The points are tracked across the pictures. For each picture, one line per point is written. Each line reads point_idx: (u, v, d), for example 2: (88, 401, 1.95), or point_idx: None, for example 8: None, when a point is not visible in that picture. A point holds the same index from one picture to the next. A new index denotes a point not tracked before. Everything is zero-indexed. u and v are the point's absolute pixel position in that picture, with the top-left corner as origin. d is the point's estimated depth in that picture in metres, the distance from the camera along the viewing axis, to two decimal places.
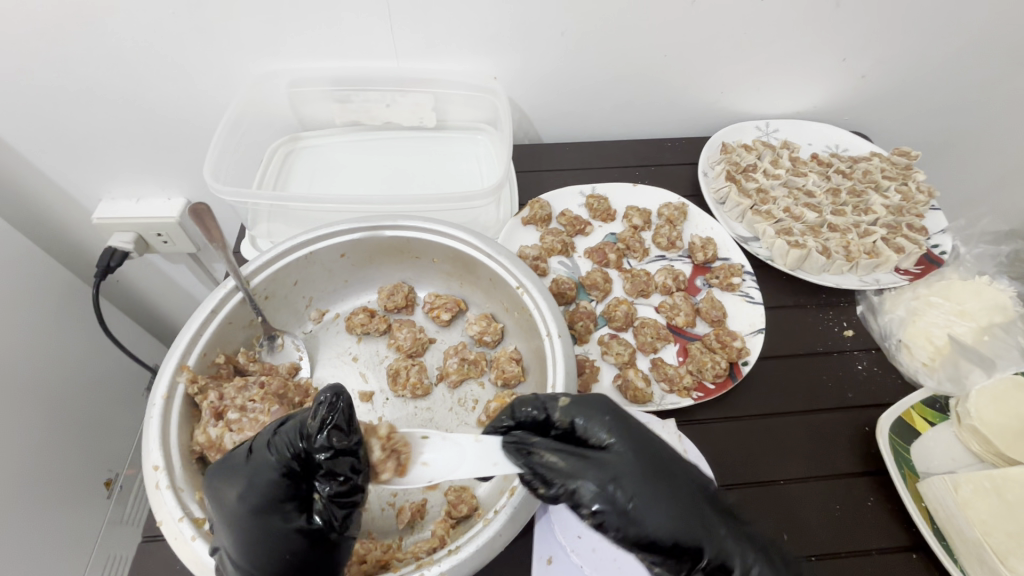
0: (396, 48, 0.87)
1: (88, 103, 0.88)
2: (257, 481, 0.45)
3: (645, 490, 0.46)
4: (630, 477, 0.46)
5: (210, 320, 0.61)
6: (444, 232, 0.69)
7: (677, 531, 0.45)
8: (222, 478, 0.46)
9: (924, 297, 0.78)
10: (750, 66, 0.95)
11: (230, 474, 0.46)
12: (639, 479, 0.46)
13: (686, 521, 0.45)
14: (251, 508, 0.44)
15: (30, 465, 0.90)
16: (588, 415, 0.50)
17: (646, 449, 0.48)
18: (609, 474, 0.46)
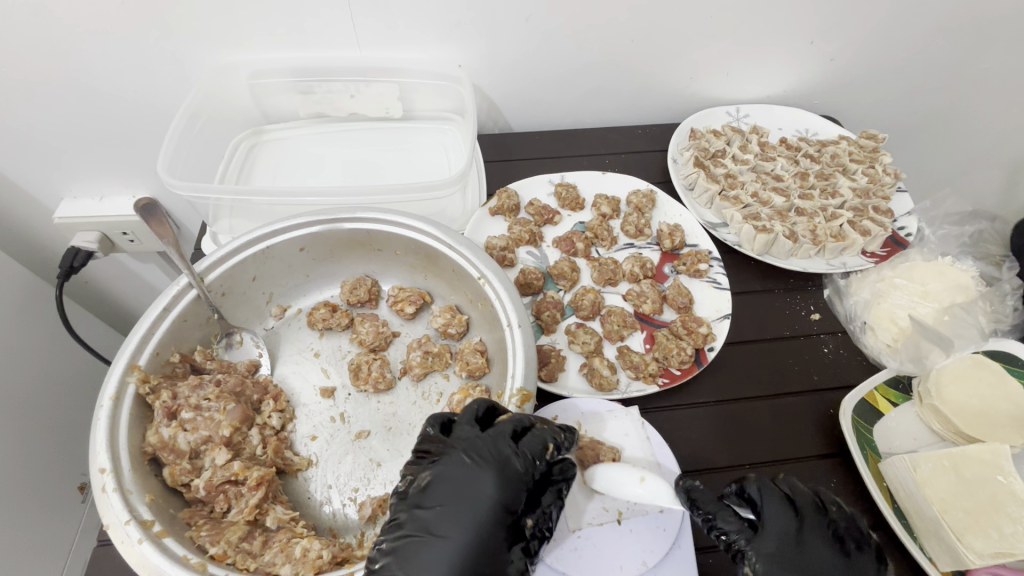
0: (357, 37, 0.86)
1: (40, 98, 0.86)
2: (478, 498, 0.47)
3: (773, 504, 0.53)
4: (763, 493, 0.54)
5: (162, 318, 0.60)
6: (404, 223, 0.68)
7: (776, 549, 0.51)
8: (469, 463, 0.49)
9: (887, 279, 0.79)
10: (718, 51, 0.94)
11: (478, 462, 0.49)
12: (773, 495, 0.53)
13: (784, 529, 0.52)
14: (492, 498, 0.47)
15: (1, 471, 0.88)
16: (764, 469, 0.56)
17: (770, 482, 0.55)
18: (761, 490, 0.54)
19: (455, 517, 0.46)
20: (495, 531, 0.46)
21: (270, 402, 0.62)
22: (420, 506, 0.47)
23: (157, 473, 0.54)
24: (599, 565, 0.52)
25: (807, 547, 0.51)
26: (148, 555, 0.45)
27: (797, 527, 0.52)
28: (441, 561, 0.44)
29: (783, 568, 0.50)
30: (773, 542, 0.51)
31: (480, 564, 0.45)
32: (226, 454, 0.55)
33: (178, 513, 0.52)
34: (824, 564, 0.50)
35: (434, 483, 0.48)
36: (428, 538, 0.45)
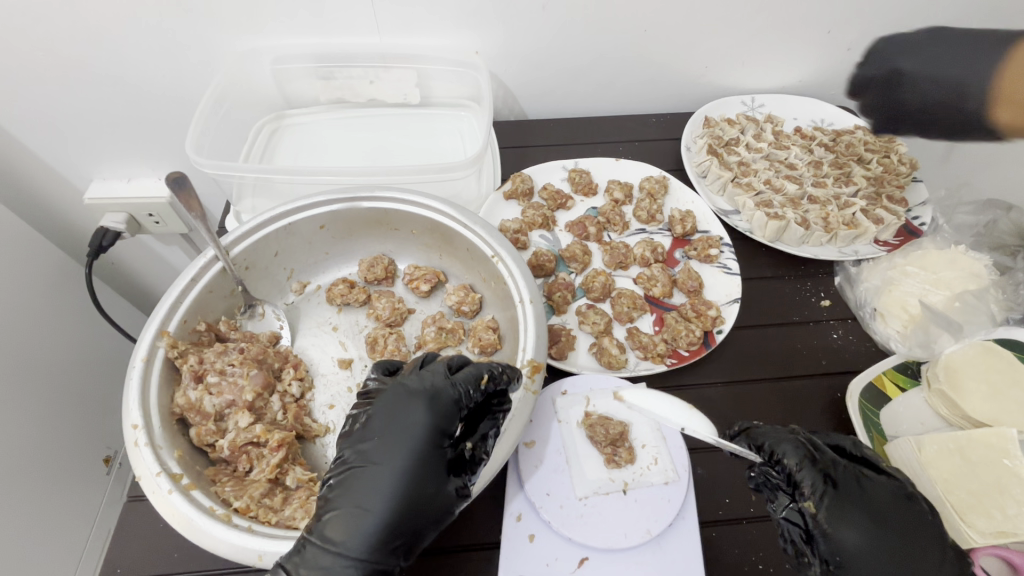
0: (378, 24, 0.88)
1: (75, 81, 0.89)
2: (412, 427, 0.49)
3: (832, 456, 0.55)
4: (820, 446, 0.56)
5: (191, 287, 0.63)
6: (420, 202, 0.70)
7: (839, 495, 0.52)
8: (405, 397, 0.51)
9: (900, 266, 0.78)
10: (733, 40, 0.94)
11: (411, 396, 0.51)
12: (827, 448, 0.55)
13: (846, 478, 0.53)
14: (425, 425, 0.50)
15: (29, 440, 0.92)
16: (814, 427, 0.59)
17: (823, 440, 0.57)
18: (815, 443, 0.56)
19: (390, 445, 0.49)
20: (431, 456, 0.49)
21: (290, 370, 0.65)
22: (361, 439, 0.50)
23: (184, 433, 0.57)
24: (604, 533, 0.54)
25: (874, 492, 0.53)
26: (178, 505, 0.48)
27: (860, 477, 0.54)
28: (379, 485, 0.47)
29: (840, 509, 0.52)
30: (839, 487, 0.53)
31: (418, 486, 0.48)
32: (249, 417, 0.58)
33: (204, 470, 0.55)
34: (881, 511, 0.52)
35: (372, 417, 0.51)
36: (367, 467, 0.48)
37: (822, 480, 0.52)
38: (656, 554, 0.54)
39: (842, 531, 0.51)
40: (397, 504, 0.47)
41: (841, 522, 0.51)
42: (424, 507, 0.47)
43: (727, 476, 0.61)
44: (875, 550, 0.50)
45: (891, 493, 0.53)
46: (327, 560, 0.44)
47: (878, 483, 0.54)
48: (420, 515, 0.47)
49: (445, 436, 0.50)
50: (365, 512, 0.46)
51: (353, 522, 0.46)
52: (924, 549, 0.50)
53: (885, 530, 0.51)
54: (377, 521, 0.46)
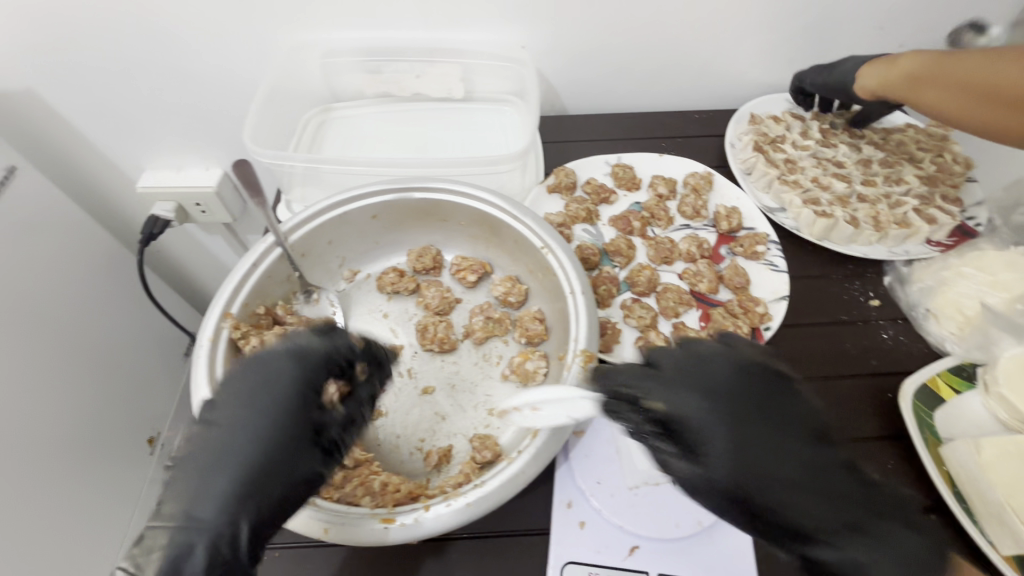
0: (426, 19, 0.89)
1: (135, 73, 0.93)
2: (264, 392, 0.48)
3: (718, 365, 0.49)
4: (713, 358, 0.49)
5: (252, 271, 0.65)
6: (470, 193, 0.71)
7: (722, 405, 0.46)
8: (257, 359, 0.50)
9: (955, 267, 0.76)
10: (782, 36, 0.93)
11: (275, 359, 0.49)
12: (725, 359, 0.49)
13: (737, 388, 0.47)
14: (275, 388, 0.48)
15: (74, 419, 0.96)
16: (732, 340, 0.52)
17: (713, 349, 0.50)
18: (727, 357, 0.49)
19: (240, 410, 0.47)
20: (277, 423, 0.47)
21: None
22: (217, 402, 0.49)
23: None
24: (653, 521, 0.55)
25: (767, 404, 0.46)
26: None
27: (754, 383, 0.48)
28: (219, 453, 0.45)
29: (734, 417, 0.45)
30: (687, 394, 0.47)
31: (263, 456, 0.46)
32: None
33: None
34: (737, 406, 0.46)
35: (227, 384, 0.49)
36: (214, 430, 0.47)
37: (702, 391, 0.47)
38: (708, 545, 0.54)
39: (694, 434, 0.46)
40: (238, 473, 0.45)
41: (748, 434, 0.45)
42: (266, 478, 0.45)
43: None
44: (732, 457, 0.44)
45: (767, 399, 0.47)
46: (179, 522, 0.43)
47: (754, 380, 0.48)
48: (268, 479, 0.45)
49: (302, 409, 0.48)
50: (222, 473, 0.44)
51: (200, 491, 0.44)
52: (819, 469, 0.44)
53: (820, 447, 0.45)
54: (224, 492, 0.44)
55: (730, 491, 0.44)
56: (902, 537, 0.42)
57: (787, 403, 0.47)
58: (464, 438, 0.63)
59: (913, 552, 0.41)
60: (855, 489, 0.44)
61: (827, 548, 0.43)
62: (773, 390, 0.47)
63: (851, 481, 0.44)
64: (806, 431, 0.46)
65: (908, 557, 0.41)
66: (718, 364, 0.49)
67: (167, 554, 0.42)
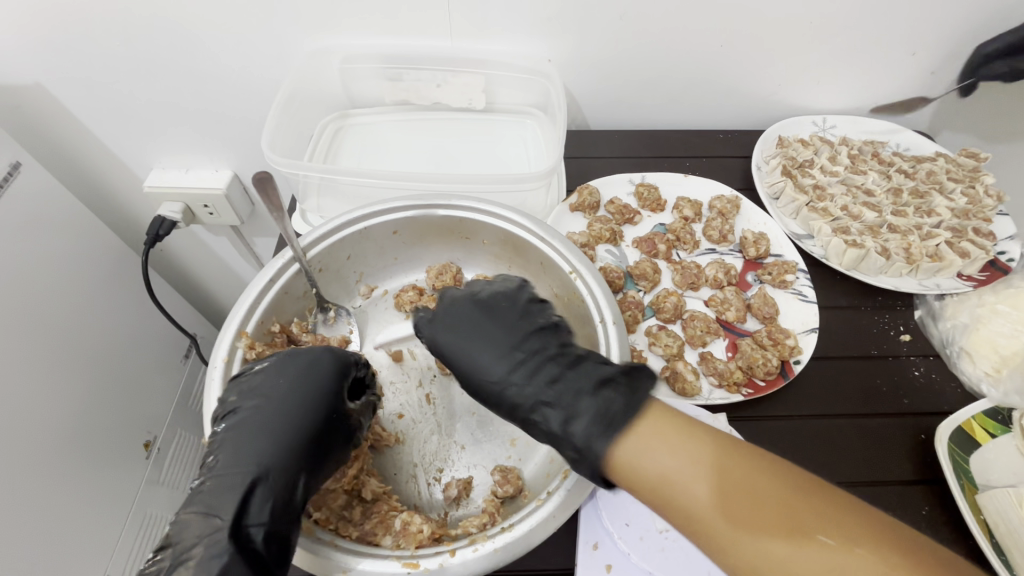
0: (451, 29, 0.87)
1: (147, 72, 0.90)
2: (299, 388, 0.52)
3: (510, 349, 0.55)
4: (510, 341, 0.56)
5: (268, 288, 0.62)
6: (496, 213, 0.69)
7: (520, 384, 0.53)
8: (287, 356, 0.54)
9: (990, 304, 0.74)
10: (811, 59, 0.91)
11: (300, 359, 0.54)
12: (516, 339, 0.55)
13: (526, 368, 0.53)
14: (303, 386, 0.52)
15: (69, 423, 0.92)
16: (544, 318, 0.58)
17: (526, 329, 0.57)
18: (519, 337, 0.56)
19: (278, 401, 0.51)
20: (310, 418, 0.51)
21: None
22: (249, 390, 0.52)
23: None
24: (685, 568, 0.52)
25: (565, 378, 0.51)
26: None
27: (489, 315, 0.58)
28: (263, 440, 0.49)
29: (468, 343, 0.57)
30: (449, 324, 0.58)
31: (296, 447, 0.49)
32: None
33: None
34: (531, 379, 0.52)
35: (257, 378, 0.52)
36: (250, 417, 0.50)
37: (512, 375, 0.53)
38: None
39: (458, 356, 0.57)
40: (275, 460, 0.48)
41: (482, 352, 0.56)
42: (298, 467, 0.49)
43: None
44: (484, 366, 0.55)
45: (509, 325, 0.57)
46: (229, 500, 0.45)
47: (474, 314, 0.58)
48: (307, 459, 0.50)
49: (335, 404, 0.53)
50: (268, 454, 0.48)
51: (242, 470, 0.47)
52: (599, 408, 0.47)
53: (544, 353, 0.54)
54: (268, 475, 0.47)
55: (516, 401, 0.53)
56: (619, 401, 0.46)
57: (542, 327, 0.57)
58: (485, 470, 0.60)
59: (611, 407, 0.46)
60: (583, 379, 0.51)
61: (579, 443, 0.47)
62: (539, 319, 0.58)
63: (573, 374, 0.51)
64: (535, 347, 0.55)
65: (611, 411, 0.46)
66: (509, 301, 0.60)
67: (204, 536, 0.44)
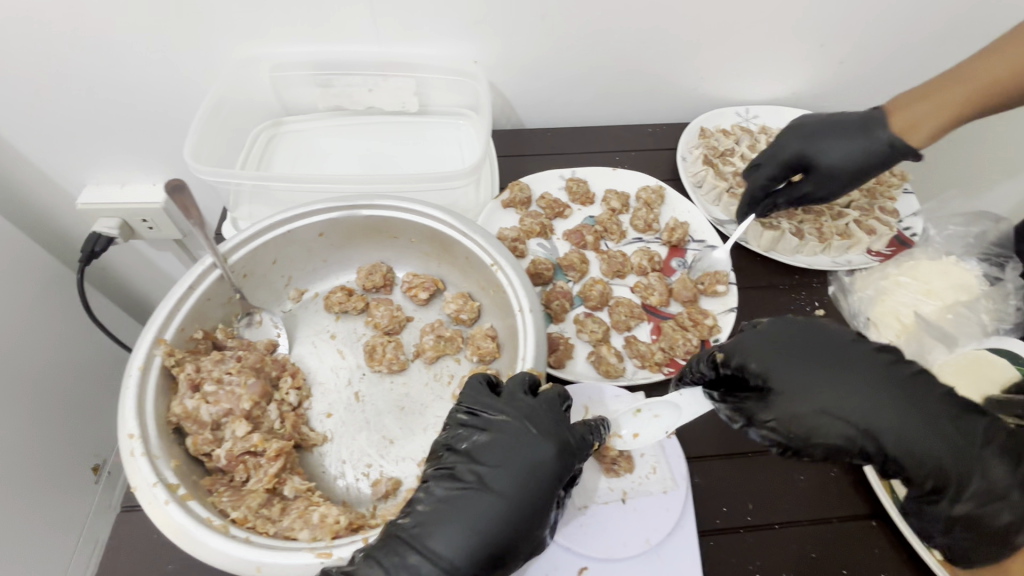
0: (377, 34, 0.89)
1: (71, 87, 0.89)
2: (533, 468, 0.50)
3: (851, 387, 0.51)
4: (811, 367, 0.53)
5: (187, 295, 0.62)
6: (420, 211, 0.70)
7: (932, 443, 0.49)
8: (527, 429, 0.52)
9: (892, 276, 0.79)
10: (727, 53, 0.96)
11: (542, 431, 0.52)
12: (858, 378, 0.52)
13: (894, 411, 0.50)
14: (547, 472, 0.50)
15: (12, 451, 0.90)
16: (796, 335, 0.56)
17: (833, 350, 0.54)
18: (838, 365, 0.53)
19: (509, 478, 0.49)
20: (535, 504, 0.49)
21: (288, 378, 0.64)
22: (478, 460, 0.51)
23: (180, 442, 0.56)
24: (602, 540, 0.55)
25: (909, 410, 0.50)
26: (174, 515, 0.48)
27: (834, 346, 0.54)
28: (480, 514, 0.48)
29: (822, 381, 0.52)
30: (778, 365, 0.54)
31: (507, 532, 0.48)
32: (246, 426, 0.58)
33: (200, 480, 0.54)
34: (894, 422, 0.50)
35: (490, 439, 0.52)
36: (485, 493, 0.49)
37: (860, 423, 0.50)
38: (657, 562, 0.54)
39: (813, 395, 0.52)
40: (484, 543, 0.47)
41: (806, 386, 0.52)
42: (506, 552, 0.48)
43: (724, 487, 0.62)
44: (932, 437, 0.49)
45: (876, 365, 0.52)
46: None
47: (827, 349, 0.54)
48: (514, 547, 0.48)
49: (553, 492, 0.50)
50: (477, 533, 0.47)
51: (460, 543, 0.47)
52: (958, 441, 0.49)
53: (839, 376, 0.52)
54: (471, 557, 0.46)
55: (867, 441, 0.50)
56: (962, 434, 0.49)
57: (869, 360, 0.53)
58: (414, 463, 0.61)
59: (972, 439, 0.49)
60: (896, 401, 0.50)
61: (1007, 507, 0.47)
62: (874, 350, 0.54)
63: (873, 390, 0.51)
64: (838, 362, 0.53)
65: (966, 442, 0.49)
66: (822, 330, 0.56)
67: None
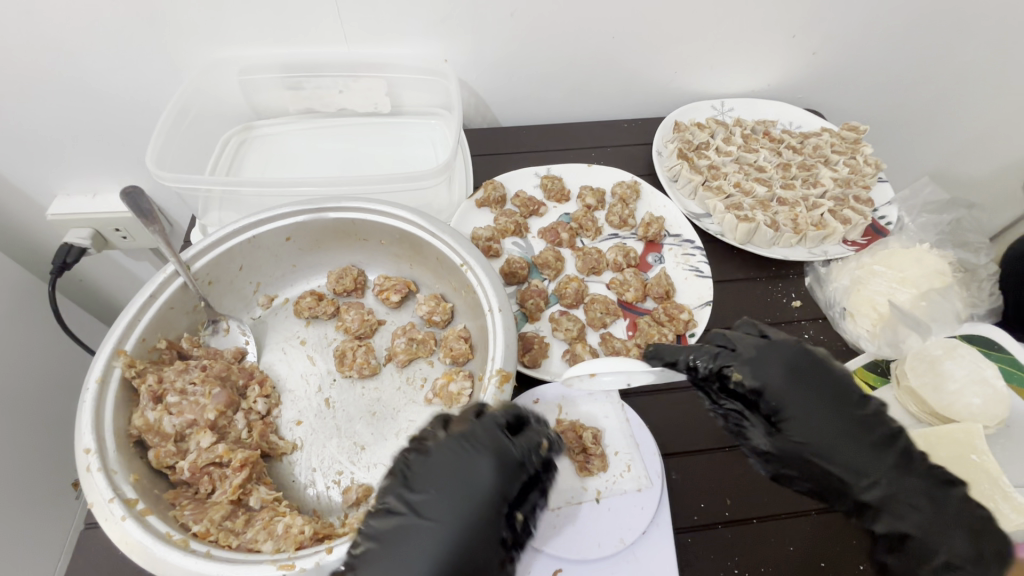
0: (345, 34, 0.87)
1: (33, 96, 0.87)
2: (469, 489, 0.48)
3: (852, 446, 0.52)
4: (821, 416, 0.53)
5: (149, 304, 0.61)
6: (387, 212, 0.69)
7: (913, 514, 0.50)
8: (464, 450, 0.50)
9: (867, 266, 0.79)
10: (699, 47, 0.95)
11: (477, 450, 0.50)
12: (860, 437, 0.52)
13: (884, 472, 0.51)
14: (484, 493, 0.48)
15: None
16: (818, 377, 0.55)
17: (850, 400, 0.54)
18: (848, 418, 0.53)
19: (445, 502, 0.47)
20: (477, 528, 0.47)
21: (255, 388, 0.63)
22: (412, 488, 0.49)
23: (142, 456, 0.55)
24: (575, 541, 0.54)
25: (898, 478, 0.51)
26: (132, 532, 0.46)
27: (850, 398, 0.54)
28: (418, 548, 0.45)
29: (831, 431, 0.52)
30: (795, 413, 0.53)
31: (447, 563, 0.45)
32: (211, 437, 0.57)
33: (163, 494, 0.53)
34: (881, 483, 0.51)
35: (425, 462, 0.50)
36: (421, 523, 0.47)
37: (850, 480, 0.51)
38: (631, 561, 0.53)
39: (815, 443, 0.52)
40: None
41: (811, 431, 0.53)
42: None
43: (701, 483, 0.61)
44: (904, 502, 0.50)
45: (880, 426, 0.53)
46: None
47: (843, 399, 0.54)
48: None
49: (496, 513, 0.48)
50: (412, 571, 0.44)
51: None
52: (938, 514, 0.49)
53: (846, 426, 0.52)
54: None
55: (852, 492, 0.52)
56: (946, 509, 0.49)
57: (874, 425, 0.53)
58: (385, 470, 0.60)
59: (953, 513, 0.49)
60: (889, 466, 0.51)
61: None
62: (876, 413, 0.53)
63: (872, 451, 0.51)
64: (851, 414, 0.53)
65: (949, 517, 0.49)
66: (842, 380, 0.55)
67: None
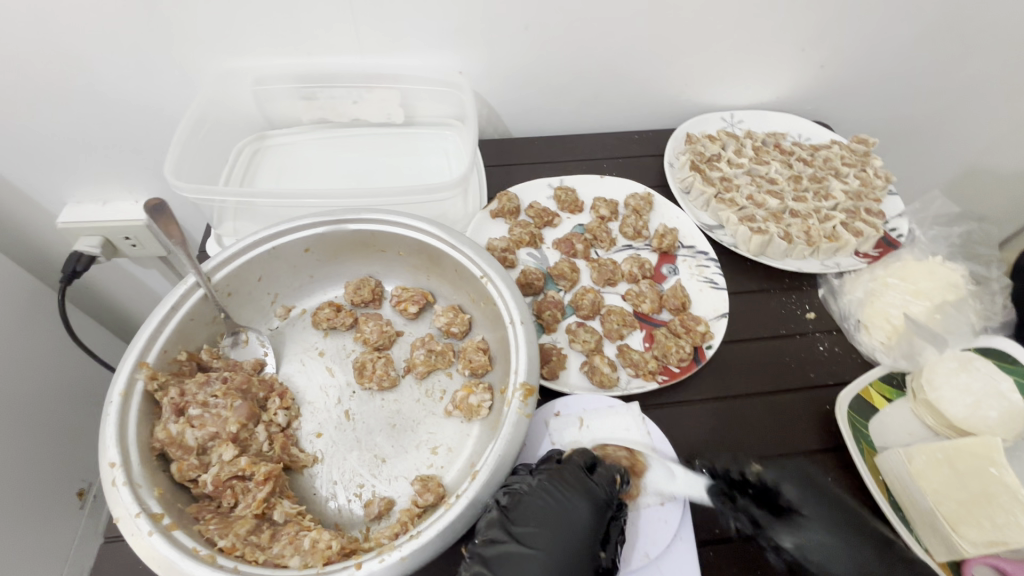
0: (361, 45, 0.88)
1: (47, 104, 0.87)
2: (568, 524, 0.52)
3: (801, 501, 0.58)
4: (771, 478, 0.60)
5: (170, 316, 0.61)
6: (406, 223, 0.70)
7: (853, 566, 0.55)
8: (558, 489, 0.54)
9: (880, 278, 0.80)
10: (710, 60, 0.97)
11: (570, 488, 0.54)
12: (803, 492, 0.59)
13: (824, 526, 0.57)
14: (580, 528, 0.52)
15: None
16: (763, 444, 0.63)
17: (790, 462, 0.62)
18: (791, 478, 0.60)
19: (547, 536, 0.51)
20: (576, 558, 0.50)
21: (275, 400, 0.63)
22: (515, 523, 0.52)
23: (165, 469, 0.54)
24: None
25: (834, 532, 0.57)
26: (158, 546, 0.46)
27: (791, 461, 0.62)
28: None
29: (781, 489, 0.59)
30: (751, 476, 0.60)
31: None
32: (233, 450, 0.56)
33: (186, 508, 0.53)
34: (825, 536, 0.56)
35: (524, 499, 0.54)
36: (527, 556, 0.49)
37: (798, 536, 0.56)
38: None
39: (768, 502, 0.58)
40: None
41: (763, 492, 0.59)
42: None
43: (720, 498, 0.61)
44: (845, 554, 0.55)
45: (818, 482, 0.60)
46: None
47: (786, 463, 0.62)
48: None
49: (591, 547, 0.51)
50: None
51: None
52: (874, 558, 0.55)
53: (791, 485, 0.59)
54: None
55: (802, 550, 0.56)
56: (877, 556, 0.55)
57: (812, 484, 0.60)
58: (407, 482, 0.60)
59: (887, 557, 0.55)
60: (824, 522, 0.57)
61: None
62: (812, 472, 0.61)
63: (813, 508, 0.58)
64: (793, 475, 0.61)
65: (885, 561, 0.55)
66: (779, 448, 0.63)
67: None
